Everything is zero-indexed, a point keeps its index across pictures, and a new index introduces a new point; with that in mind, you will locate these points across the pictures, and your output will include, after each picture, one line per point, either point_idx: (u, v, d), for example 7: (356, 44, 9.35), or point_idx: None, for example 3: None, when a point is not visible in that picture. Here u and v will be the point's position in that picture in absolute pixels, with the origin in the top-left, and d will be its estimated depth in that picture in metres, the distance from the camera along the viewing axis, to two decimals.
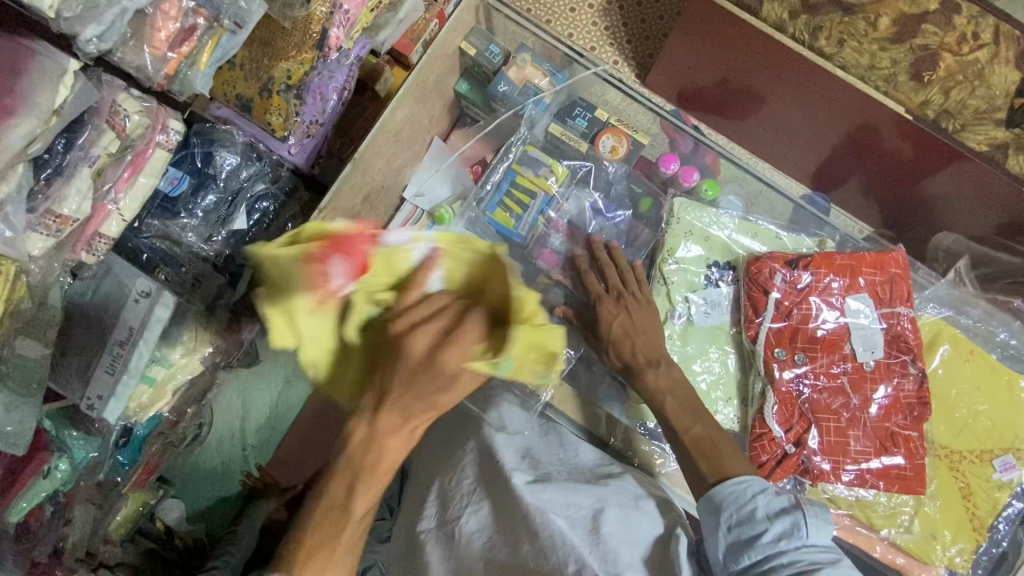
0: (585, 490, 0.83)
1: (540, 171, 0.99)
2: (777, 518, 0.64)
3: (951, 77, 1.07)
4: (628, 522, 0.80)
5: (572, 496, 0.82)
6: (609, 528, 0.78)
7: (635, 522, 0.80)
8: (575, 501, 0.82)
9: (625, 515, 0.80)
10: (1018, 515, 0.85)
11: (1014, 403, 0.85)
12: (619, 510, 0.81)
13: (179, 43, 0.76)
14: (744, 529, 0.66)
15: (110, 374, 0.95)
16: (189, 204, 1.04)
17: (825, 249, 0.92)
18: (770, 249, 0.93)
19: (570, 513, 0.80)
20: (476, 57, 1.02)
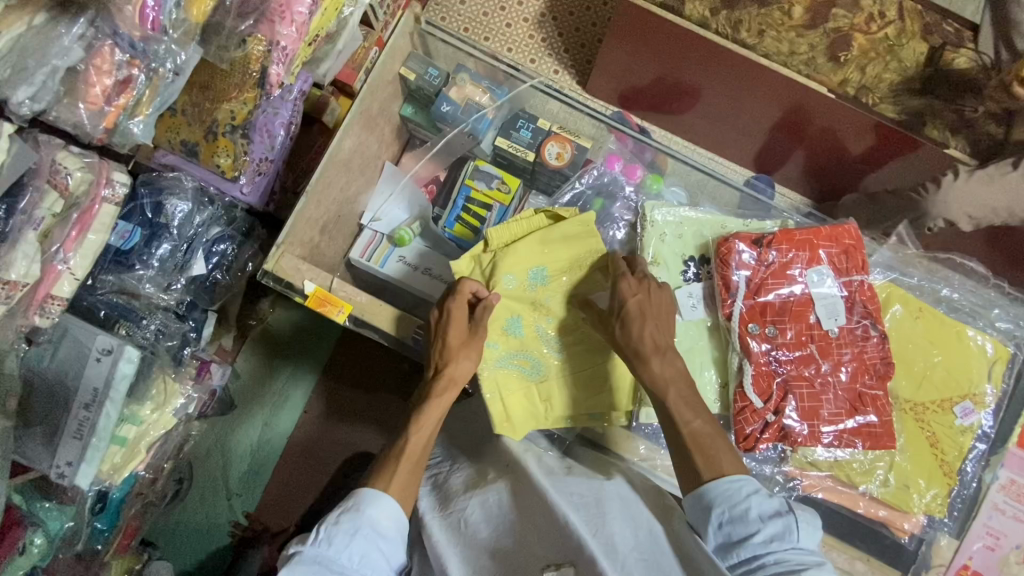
0: (586, 483, 0.80)
1: (493, 185, 1.06)
2: (768, 519, 0.67)
3: (866, 54, 1.19)
4: (633, 512, 0.77)
5: (577, 486, 0.80)
6: (613, 515, 0.74)
7: (638, 510, 0.77)
8: (581, 491, 0.78)
9: (627, 506, 0.76)
10: (981, 456, 0.90)
11: (966, 351, 0.90)
12: (621, 500, 0.77)
13: (116, 95, 0.75)
14: (734, 528, 0.68)
15: (78, 440, 0.94)
16: (143, 255, 1.02)
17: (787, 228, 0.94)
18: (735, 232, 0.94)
19: (573, 498, 0.77)
20: (417, 80, 1.05)
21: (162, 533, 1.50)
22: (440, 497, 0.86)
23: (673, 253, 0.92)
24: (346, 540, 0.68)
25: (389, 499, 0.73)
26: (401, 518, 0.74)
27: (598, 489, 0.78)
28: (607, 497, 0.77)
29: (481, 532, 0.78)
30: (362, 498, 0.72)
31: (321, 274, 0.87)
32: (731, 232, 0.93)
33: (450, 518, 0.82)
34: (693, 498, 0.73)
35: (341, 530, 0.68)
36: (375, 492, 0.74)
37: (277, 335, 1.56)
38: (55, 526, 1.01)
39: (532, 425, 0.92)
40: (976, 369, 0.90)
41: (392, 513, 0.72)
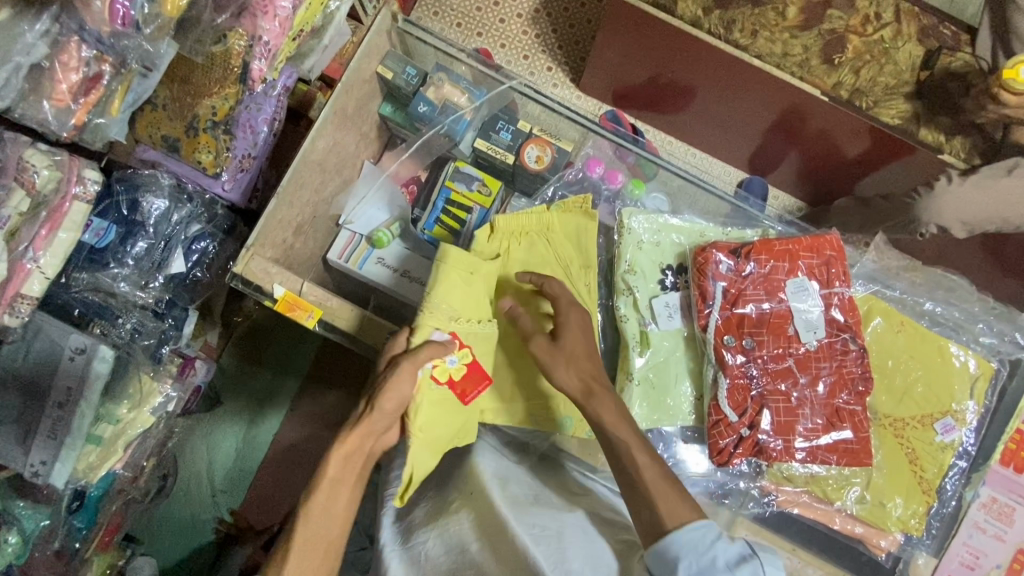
0: (550, 516, 0.75)
1: (473, 187, 1.04)
2: (737, 568, 0.61)
3: (860, 57, 1.19)
4: (592, 543, 0.73)
5: (538, 517, 0.75)
6: (573, 547, 0.71)
7: (598, 543, 0.74)
8: (542, 522, 0.74)
9: (589, 541, 0.73)
10: (961, 474, 0.89)
11: (948, 367, 0.88)
12: (582, 535, 0.74)
13: (84, 92, 0.73)
14: None
15: (52, 439, 0.93)
16: (118, 253, 1.01)
17: (767, 237, 0.92)
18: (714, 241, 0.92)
19: (535, 531, 0.72)
20: (394, 80, 1.03)
21: (146, 529, 1.50)
22: (401, 531, 0.82)
23: (650, 262, 0.90)
24: None
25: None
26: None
27: (561, 522, 0.74)
28: (568, 530, 0.74)
29: (438, 569, 0.74)
30: None
31: (291, 278, 0.86)
32: (710, 241, 0.91)
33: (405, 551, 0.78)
34: (655, 554, 0.65)
35: None
36: (272, 574, 0.65)
37: (262, 332, 1.55)
38: (30, 526, 1.02)
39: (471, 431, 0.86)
40: (957, 385, 0.88)
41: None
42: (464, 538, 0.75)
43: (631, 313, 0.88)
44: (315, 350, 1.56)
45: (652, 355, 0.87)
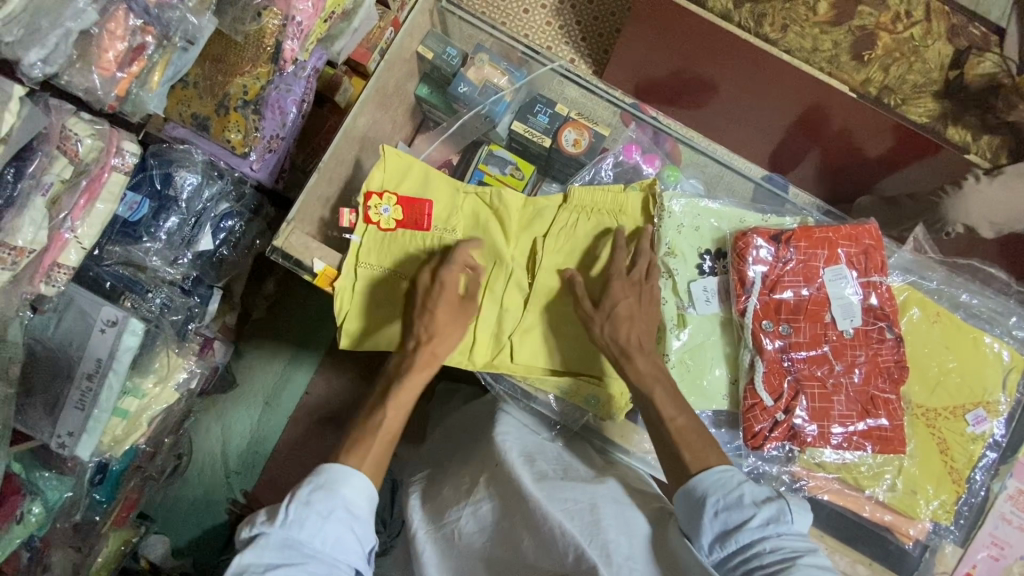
0: (581, 489, 0.80)
1: (506, 170, 1.01)
2: (763, 503, 0.67)
3: (890, 54, 1.19)
4: (625, 515, 0.77)
5: (571, 492, 0.79)
6: (608, 521, 0.74)
7: (629, 515, 0.78)
8: (573, 497, 0.79)
9: (620, 511, 0.77)
10: (991, 465, 0.89)
11: (982, 358, 0.89)
12: (614, 505, 0.78)
13: (128, 62, 0.74)
14: (731, 514, 0.67)
15: (81, 410, 0.94)
16: (150, 228, 1.01)
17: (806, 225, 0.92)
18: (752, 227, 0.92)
19: (567, 505, 0.77)
20: (434, 59, 1.04)
21: (159, 508, 1.51)
22: (432, 510, 0.91)
23: (690, 245, 0.91)
24: (318, 523, 0.65)
25: (361, 476, 0.70)
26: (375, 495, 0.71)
27: (592, 495, 0.78)
28: (601, 502, 0.78)
29: (475, 541, 0.83)
30: (334, 476, 0.69)
31: (330, 254, 0.88)
32: (750, 226, 0.92)
33: (444, 531, 0.86)
34: (683, 493, 0.72)
35: (313, 512, 0.66)
36: (348, 469, 0.70)
37: (283, 313, 1.56)
38: (54, 497, 1.02)
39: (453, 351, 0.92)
40: (990, 377, 0.88)
41: (366, 493, 0.70)
42: (496, 516, 0.83)
43: (670, 297, 0.89)
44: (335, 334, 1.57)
45: (689, 336, 0.88)
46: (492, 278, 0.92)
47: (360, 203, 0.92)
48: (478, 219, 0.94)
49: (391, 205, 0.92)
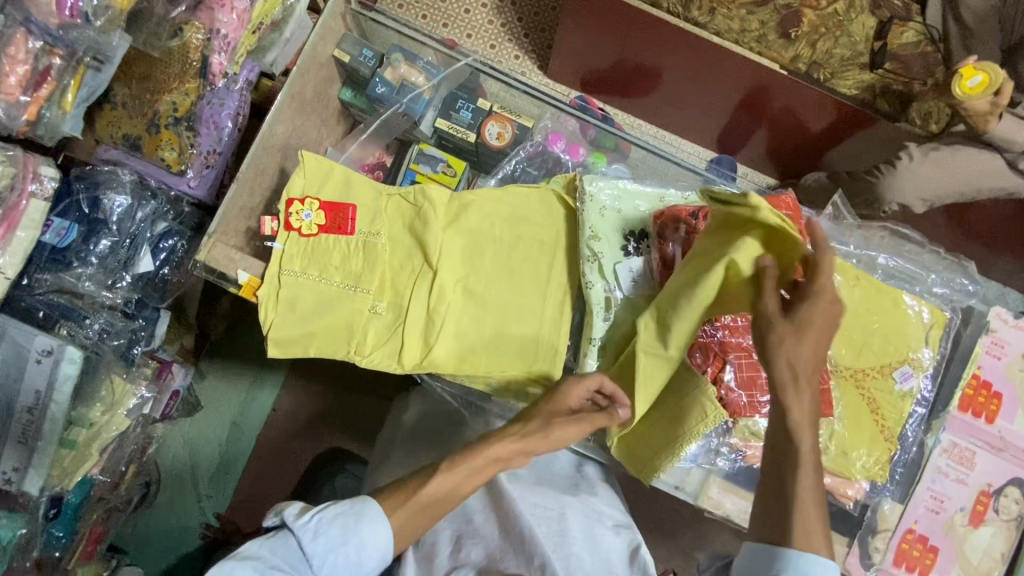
0: (551, 497, 0.90)
1: (438, 168, 1.02)
2: None
3: (815, 29, 1.21)
4: (593, 534, 0.87)
5: (541, 497, 0.89)
6: (574, 531, 0.85)
7: (596, 528, 0.88)
8: (543, 502, 0.88)
9: (590, 525, 0.88)
10: (922, 420, 0.91)
11: (903, 318, 0.90)
12: (584, 519, 0.88)
13: (35, 85, 0.73)
14: None
15: (24, 444, 0.92)
16: (80, 253, 0.98)
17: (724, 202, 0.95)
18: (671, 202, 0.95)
19: (538, 511, 0.86)
20: (352, 63, 1.02)
21: (131, 538, 1.49)
22: None
23: (612, 228, 0.92)
24: (324, 553, 0.64)
25: (387, 531, 0.68)
26: (389, 557, 0.68)
27: (562, 505, 0.88)
28: (569, 510, 0.88)
29: (443, 530, 0.87)
30: (363, 510, 0.67)
31: (255, 264, 0.88)
32: (668, 204, 0.94)
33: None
34: None
35: (325, 537, 0.65)
36: (381, 515, 0.68)
37: (240, 331, 1.54)
38: (5, 535, 0.99)
39: (387, 352, 0.90)
40: (912, 334, 0.90)
41: (382, 549, 0.67)
42: (470, 509, 0.88)
43: (596, 279, 0.89)
44: None
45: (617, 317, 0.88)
46: (418, 281, 0.91)
47: (281, 210, 0.91)
48: (403, 220, 0.94)
49: (313, 210, 0.91)
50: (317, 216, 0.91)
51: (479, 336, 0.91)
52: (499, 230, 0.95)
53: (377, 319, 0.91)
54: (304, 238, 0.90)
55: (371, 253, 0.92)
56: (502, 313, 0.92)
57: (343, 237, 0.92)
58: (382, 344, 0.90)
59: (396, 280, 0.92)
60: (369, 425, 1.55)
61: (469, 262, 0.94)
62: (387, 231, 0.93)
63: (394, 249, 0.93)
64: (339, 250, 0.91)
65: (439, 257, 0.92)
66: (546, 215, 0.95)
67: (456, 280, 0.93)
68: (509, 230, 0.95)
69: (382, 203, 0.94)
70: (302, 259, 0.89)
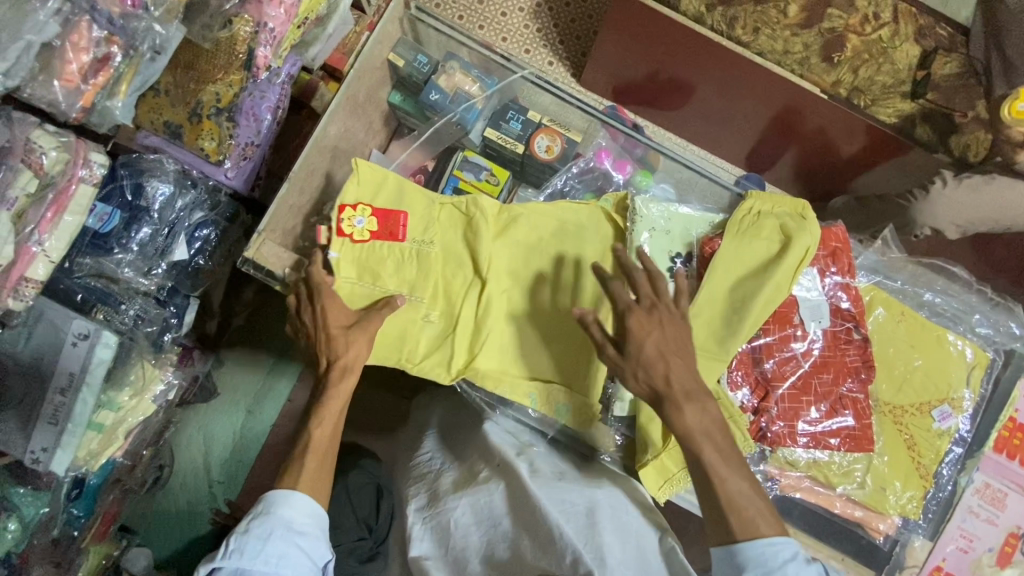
0: (579, 491, 0.86)
1: (481, 176, 1.03)
2: None
3: (858, 56, 1.19)
4: (624, 523, 0.84)
5: (567, 492, 0.86)
6: (604, 525, 0.81)
7: (626, 519, 0.85)
8: (568, 498, 0.85)
9: (617, 516, 0.84)
10: (956, 460, 0.92)
11: (946, 355, 0.91)
12: (611, 512, 0.84)
13: (94, 73, 0.73)
14: None
15: (53, 425, 0.92)
16: (122, 239, 0.99)
17: None
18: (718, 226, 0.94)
19: (565, 508, 0.83)
20: (406, 67, 1.04)
21: (142, 518, 1.50)
22: (430, 497, 0.97)
23: (661, 248, 0.92)
24: (259, 545, 0.72)
25: (299, 497, 0.78)
26: (319, 511, 0.78)
27: (590, 499, 0.85)
28: (598, 504, 0.84)
29: (471, 534, 0.89)
30: (272, 501, 0.76)
31: (302, 263, 0.88)
32: (718, 229, 0.94)
33: (440, 520, 0.92)
34: None
35: (251, 539, 0.73)
36: (285, 491, 0.78)
37: (262, 321, 1.55)
38: (30, 512, 1.01)
39: (436, 361, 0.91)
40: (954, 374, 0.91)
41: (306, 510, 0.77)
42: (497, 511, 0.88)
43: None
44: None
45: None
46: (470, 291, 0.92)
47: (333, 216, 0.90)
48: (455, 229, 0.95)
49: (365, 217, 0.91)
50: (370, 224, 0.91)
51: (526, 349, 0.93)
52: (546, 244, 0.95)
53: (428, 328, 0.92)
54: (359, 245, 0.90)
55: (423, 261, 0.93)
56: (548, 328, 0.93)
57: (395, 244, 0.92)
58: (432, 354, 0.91)
59: (446, 290, 0.93)
60: (387, 422, 1.55)
61: (518, 275, 0.95)
62: (438, 238, 0.94)
63: (445, 258, 0.94)
64: (391, 257, 0.91)
65: (490, 267, 0.93)
66: (595, 231, 0.96)
67: (504, 292, 0.94)
68: (556, 245, 0.95)
69: (434, 211, 0.95)
70: (357, 267, 0.90)
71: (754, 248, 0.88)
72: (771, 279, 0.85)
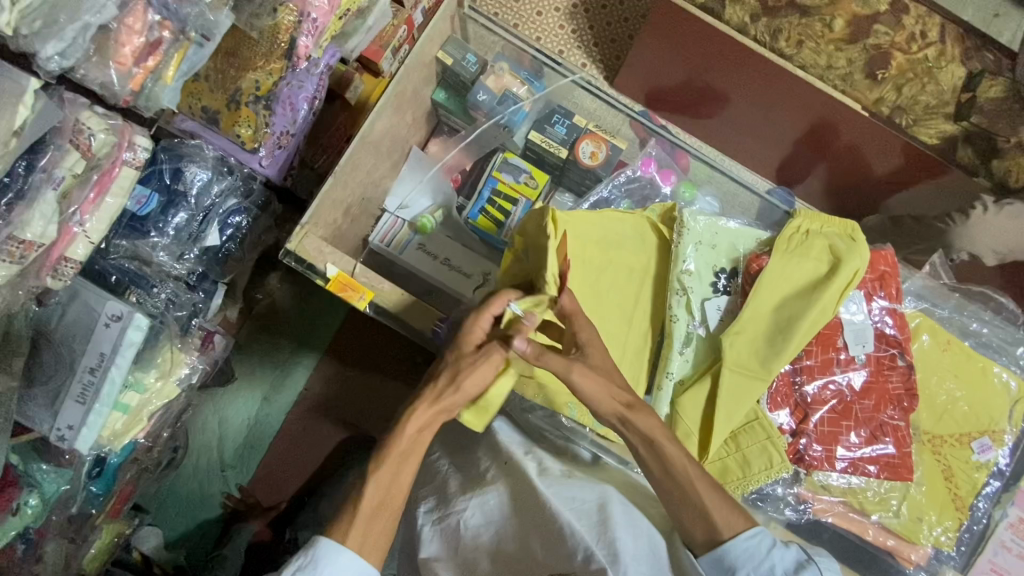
0: (588, 487, 0.86)
1: (520, 178, 1.05)
2: None
3: (903, 75, 1.17)
4: (633, 514, 0.83)
5: (578, 490, 0.85)
6: (617, 519, 0.80)
7: (637, 513, 0.84)
8: (574, 494, 0.84)
9: (629, 513, 0.83)
10: (994, 494, 0.95)
11: (991, 388, 0.95)
12: (624, 509, 0.83)
13: (145, 57, 0.74)
14: None
15: (81, 404, 0.92)
16: (159, 223, 1.00)
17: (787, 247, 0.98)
18: (759, 241, 0.98)
19: (575, 506, 0.83)
20: (453, 66, 1.05)
21: (153, 499, 1.50)
22: (440, 498, 0.95)
23: (706, 263, 0.94)
24: None
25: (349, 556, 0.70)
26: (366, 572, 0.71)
27: (600, 493, 0.84)
28: (611, 500, 0.83)
29: (483, 533, 0.88)
30: (318, 553, 0.69)
31: (343, 258, 0.87)
32: (761, 245, 0.97)
33: (450, 523, 0.90)
34: None
35: None
36: (335, 545, 0.71)
37: (283, 309, 1.55)
38: (51, 489, 1.01)
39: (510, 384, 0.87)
40: (996, 407, 0.95)
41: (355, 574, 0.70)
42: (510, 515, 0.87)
43: (683, 313, 0.92)
44: (336, 328, 1.57)
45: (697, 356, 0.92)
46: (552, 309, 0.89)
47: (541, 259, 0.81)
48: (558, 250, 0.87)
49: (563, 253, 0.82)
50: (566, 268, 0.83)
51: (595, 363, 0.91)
52: (596, 256, 0.92)
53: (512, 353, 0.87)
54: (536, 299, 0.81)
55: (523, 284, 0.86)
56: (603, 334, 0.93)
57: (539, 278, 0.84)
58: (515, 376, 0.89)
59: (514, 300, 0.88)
60: None
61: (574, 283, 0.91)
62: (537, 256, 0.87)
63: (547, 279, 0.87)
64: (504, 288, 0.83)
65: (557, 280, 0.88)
66: (638, 242, 0.96)
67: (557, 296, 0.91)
68: (604, 255, 0.93)
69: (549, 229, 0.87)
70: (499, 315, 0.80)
71: (804, 267, 0.92)
72: (820, 298, 0.88)
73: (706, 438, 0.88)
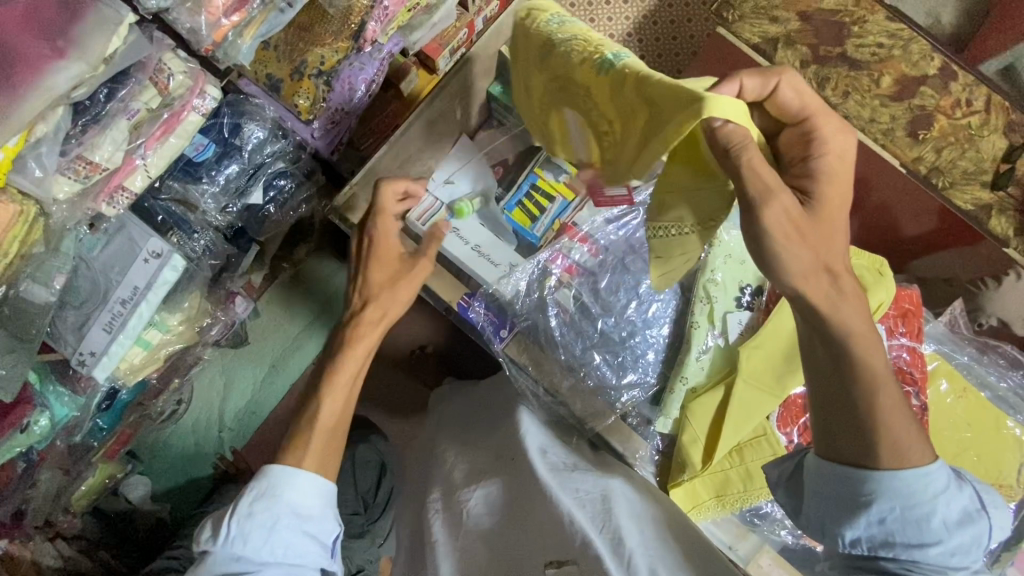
0: (594, 479, 0.87)
1: (560, 177, 1.10)
2: None
3: (944, 137, 1.17)
4: (635, 513, 0.84)
5: (583, 481, 0.87)
6: (619, 510, 0.82)
7: (639, 510, 0.85)
8: (581, 485, 0.86)
9: (629, 504, 0.85)
10: (997, 550, 0.95)
11: (1002, 441, 0.98)
12: (625, 500, 0.85)
13: (232, 11, 0.78)
14: None
15: (107, 333, 0.95)
16: (211, 170, 1.04)
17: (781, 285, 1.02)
18: None
19: (580, 495, 0.84)
20: (515, 61, 1.12)
21: (148, 449, 1.50)
22: None
23: (733, 278, 1.02)
24: (264, 533, 0.75)
25: (299, 477, 0.80)
26: (316, 490, 0.80)
27: (605, 486, 0.86)
28: (615, 493, 0.85)
29: (483, 521, 0.92)
30: (276, 481, 0.78)
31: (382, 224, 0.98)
32: None
33: (455, 509, 0.96)
34: None
35: (256, 521, 0.75)
36: (289, 472, 0.80)
37: (305, 282, 1.58)
38: (62, 412, 1.03)
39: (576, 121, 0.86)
40: (1006, 462, 0.97)
41: (311, 491, 0.80)
42: (508, 502, 0.91)
43: (704, 321, 1.00)
44: None
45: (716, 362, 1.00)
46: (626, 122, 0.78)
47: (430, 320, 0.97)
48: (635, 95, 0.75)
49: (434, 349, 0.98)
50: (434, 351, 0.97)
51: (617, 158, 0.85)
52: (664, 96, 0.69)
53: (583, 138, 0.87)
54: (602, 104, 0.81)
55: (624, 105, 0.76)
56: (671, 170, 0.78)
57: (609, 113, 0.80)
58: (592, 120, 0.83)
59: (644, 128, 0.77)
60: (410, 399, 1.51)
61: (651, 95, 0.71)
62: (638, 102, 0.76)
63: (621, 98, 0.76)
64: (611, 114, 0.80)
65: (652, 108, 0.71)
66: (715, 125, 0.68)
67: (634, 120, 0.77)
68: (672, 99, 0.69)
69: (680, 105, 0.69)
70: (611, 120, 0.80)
71: None
72: None
73: (713, 444, 0.94)
